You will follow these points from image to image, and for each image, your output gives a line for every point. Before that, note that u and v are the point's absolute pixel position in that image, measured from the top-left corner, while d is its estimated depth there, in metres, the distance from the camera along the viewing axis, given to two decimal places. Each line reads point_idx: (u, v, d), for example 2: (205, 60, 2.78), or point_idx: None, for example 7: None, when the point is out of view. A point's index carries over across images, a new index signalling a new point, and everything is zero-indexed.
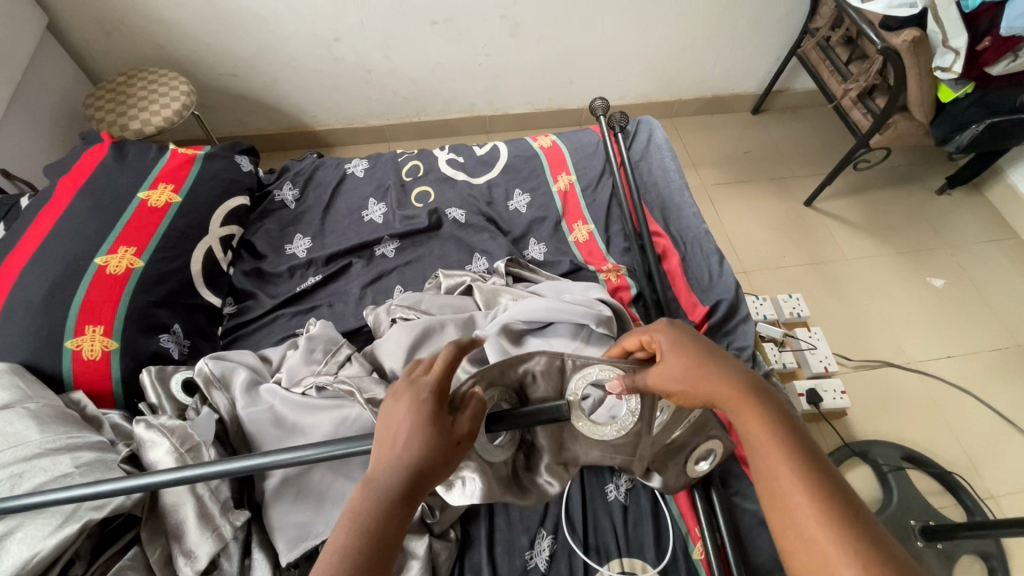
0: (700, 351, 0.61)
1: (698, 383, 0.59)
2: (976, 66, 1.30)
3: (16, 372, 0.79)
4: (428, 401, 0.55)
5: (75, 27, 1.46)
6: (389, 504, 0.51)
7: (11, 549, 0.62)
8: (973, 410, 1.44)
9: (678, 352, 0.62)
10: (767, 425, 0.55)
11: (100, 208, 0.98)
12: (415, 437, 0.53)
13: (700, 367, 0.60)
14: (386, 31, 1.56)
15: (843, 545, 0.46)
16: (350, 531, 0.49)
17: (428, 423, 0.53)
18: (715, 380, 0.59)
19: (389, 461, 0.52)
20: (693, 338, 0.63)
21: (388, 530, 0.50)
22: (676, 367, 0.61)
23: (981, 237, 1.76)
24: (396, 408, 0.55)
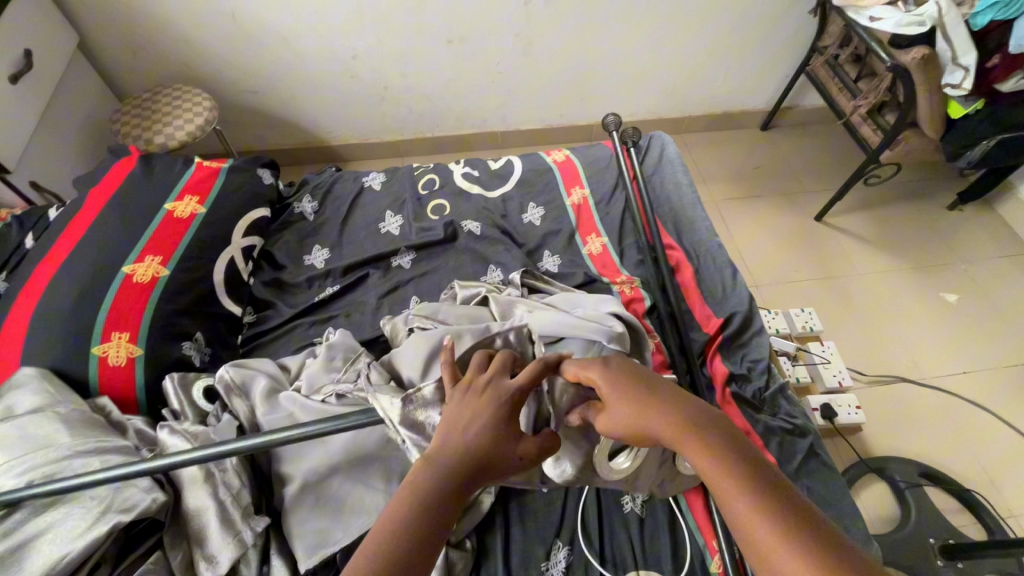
0: (636, 385, 0.58)
1: (637, 410, 0.55)
2: (985, 83, 1.32)
3: (46, 377, 0.81)
4: (506, 400, 0.59)
5: (104, 45, 1.51)
6: (450, 489, 0.53)
7: (42, 550, 0.63)
8: (990, 427, 1.42)
9: (617, 393, 0.58)
10: (709, 450, 0.49)
11: (128, 219, 1.01)
12: (484, 431, 0.56)
13: (635, 404, 0.56)
14: (402, 50, 1.60)
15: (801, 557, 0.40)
16: (405, 506, 0.51)
17: (498, 425, 0.57)
18: (649, 403, 0.55)
19: (456, 451, 0.55)
20: (627, 373, 0.60)
21: (445, 513, 0.52)
22: (618, 412, 0.57)
23: (994, 252, 1.75)
24: (469, 406, 0.59)
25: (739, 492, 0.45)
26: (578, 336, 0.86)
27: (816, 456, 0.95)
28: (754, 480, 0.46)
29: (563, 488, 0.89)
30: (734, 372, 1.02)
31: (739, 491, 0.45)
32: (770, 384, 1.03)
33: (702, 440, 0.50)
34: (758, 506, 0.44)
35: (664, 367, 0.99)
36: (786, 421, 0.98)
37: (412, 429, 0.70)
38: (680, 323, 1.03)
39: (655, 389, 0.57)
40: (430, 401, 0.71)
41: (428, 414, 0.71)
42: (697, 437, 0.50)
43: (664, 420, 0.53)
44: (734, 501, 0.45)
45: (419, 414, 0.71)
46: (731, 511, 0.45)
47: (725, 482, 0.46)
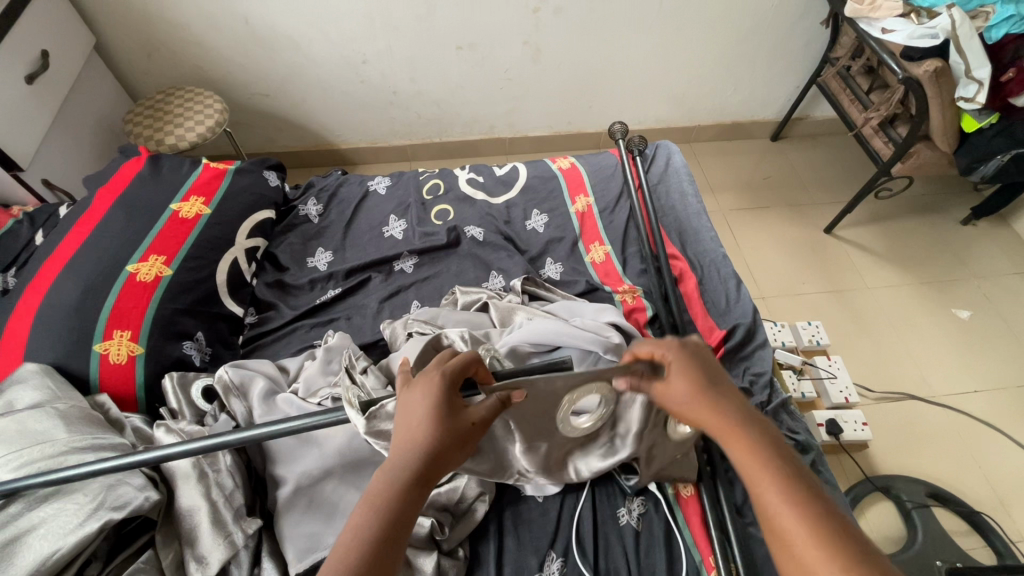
0: (699, 377, 0.60)
1: (701, 403, 0.59)
2: (1000, 96, 1.29)
3: (48, 373, 0.82)
4: (435, 387, 0.59)
5: (119, 48, 1.54)
6: (404, 479, 0.55)
7: (33, 545, 0.64)
8: (1001, 447, 1.39)
9: (683, 376, 0.60)
10: (761, 459, 0.54)
11: (134, 218, 1.02)
12: (423, 416, 0.58)
13: (701, 398, 0.59)
14: (412, 56, 1.61)
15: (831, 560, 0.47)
16: (367, 504, 0.54)
17: (435, 405, 0.58)
18: (712, 398, 0.59)
19: (402, 445, 0.57)
20: (694, 360, 0.62)
21: (407, 504, 0.54)
22: (680, 394, 0.60)
23: (1009, 269, 1.72)
24: (409, 397, 0.60)
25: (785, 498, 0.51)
26: (574, 345, 0.85)
27: (818, 473, 0.93)
28: (796, 488, 0.51)
29: (559, 499, 0.88)
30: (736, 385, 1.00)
31: (779, 488, 0.52)
32: (773, 398, 1.01)
33: (754, 445, 0.55)
34: (800, 510, 0.50)
35: None
36: (788, 436, 0.97)
37: (378, 437, 0.72)
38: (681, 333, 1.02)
39: (715, 386, 0.60)
40: (391, 415, 0.70)
41: (391, 424, 0.71)
42: (749, 442, 0.55)
43: (720, 416, 0.58)
44: (775, 505, 0.51)
45: (382, 425, 0.71)
46: (766, 505, 0.52)
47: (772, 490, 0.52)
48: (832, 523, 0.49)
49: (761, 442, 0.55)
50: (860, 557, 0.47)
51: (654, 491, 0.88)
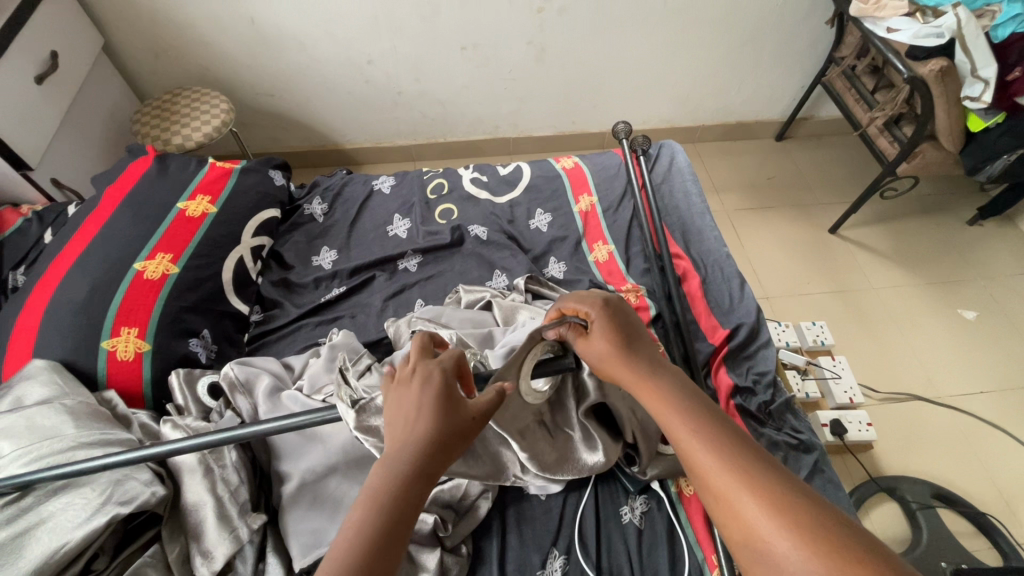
0: (620, 333, 0.66)
1: (616, 356, 0.64)
2: (1007, 96, 1.29)
3: (56, 370, 0.83)
4: (432, 382, 0.60)
5: (127, 49, 1.55)
6: (408, 469, 0.54)
7: (41, 538, 0.64)
8: (1007, 448, 1.38)
9: (603, 331, 0.66)
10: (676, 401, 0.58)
11: (141, 216, 1.03)
12: (419, 410, 0.58)
13: (618, 352, 0.64)
14: (417, 56, 1.62)
15: (736, 478, 0.50)
16: (370, 493, 0.53)
17: (432, 397, 0.58)
18: (628, 352, 0.64)
19: (400, 438, 0.57)
20: (614, 318, 0.68)
21: (412, 495, 0.53)
22: (598, 346, 0.66)
23: (1016, 269, 1.71)
24: (402, 392, 0.60)
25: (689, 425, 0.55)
26: None
27: (821, 473, 0.93)
28: (701, 418, 0.56)
29: (562, 497, 0.88)
30: (739, 384, 1.00)
31: (689, 422, 0.55)
32: (776, 398, 1.01)
33: (663, 388, 0.60)
34: (703, 434, 0.54)
35: None
36: (792, 436, 0.96)
37: (368, 434, 0.73)
38: (684, 332, 1.02)
39: (634, 343, 0.66)
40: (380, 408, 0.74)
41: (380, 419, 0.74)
42: (663, 390, 0.60)
43: (633, 367, 0.63)
44: (681, 432, 0.55)
45: (370, 419, 0.74)
46: (679, 438, 0.55)
47: (677, 419, 0.56)
48: (733, 443, 0.53)
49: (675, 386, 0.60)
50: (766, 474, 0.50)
51: (657, 490, 0.88)
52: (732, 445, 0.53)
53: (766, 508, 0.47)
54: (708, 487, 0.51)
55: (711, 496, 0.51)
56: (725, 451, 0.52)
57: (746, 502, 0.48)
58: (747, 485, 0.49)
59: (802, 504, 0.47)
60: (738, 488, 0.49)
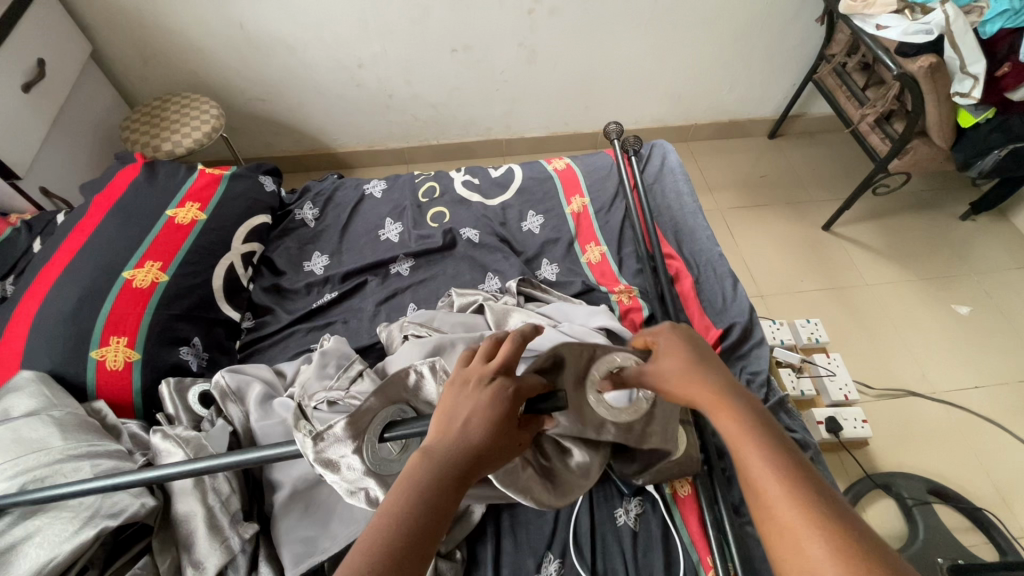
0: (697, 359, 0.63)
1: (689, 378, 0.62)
2: (996, 92, 1.28)
3: (44, 381, 0.82)
4: (502, 391, 0.59)
5: (116, 55, 1.54)
6: (449, 478, 0.54)
7: (29, 553, 0.64)
8: (1003, 443, 1.38)
9: (673, 354, 0.65)
10: (747, 429, 0.54)
11: (130, 225, 1.03)
12: (481, 417, 0.57)
13: (689, 372, 0.62)
14: (408, 59, 1.62)
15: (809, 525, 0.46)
16: (400, 499, 0.51)
17: (499, 414, 0.58)
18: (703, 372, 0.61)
19: (455, 438, 0.56)
20: (686, 340, 0.66)
21: (442, 505, 0.52)
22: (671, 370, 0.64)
23: (1008, 263, 1.71)
24: (468, 394, 0.59)
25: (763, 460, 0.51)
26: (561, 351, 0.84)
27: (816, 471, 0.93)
28: (775, 453, 0.52)
29: (556, 501, 0.88)
30: None
31: (760, 451, 0.52)
32: (770, 397, 1.01)
33: (737, 411, 0.56)
34: (774, 470, 0.50)
35: None
36: (786, 434, 0.96)
37: (328, 467, 0.71)
38: None
39: (707, 363, 0.63)
40: (340, 438, 0.70)
41: (339, 451, 0.71)
42: (736, 411, 0.56)
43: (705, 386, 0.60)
44: (752, 461, 0.52)
45: (329, 452, 0.71)
46: (748, 466, 0.52)
47: (750, 451, 0.52)
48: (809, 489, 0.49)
49: (749, 411, 0.56)
50: (838, 524, 0.46)
51: (651, 491, 0.88)
52: (810, 490, 0.49)
53: (835, 559, 0.43)
54: (782, 532, 0.47)
55: (777, 537, 0.47)
56: (798, 495, 0.48)
57: (817, 553, 0.44)
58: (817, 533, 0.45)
59: (874, 562, 0.43)
60: (810, 534, 0.46)
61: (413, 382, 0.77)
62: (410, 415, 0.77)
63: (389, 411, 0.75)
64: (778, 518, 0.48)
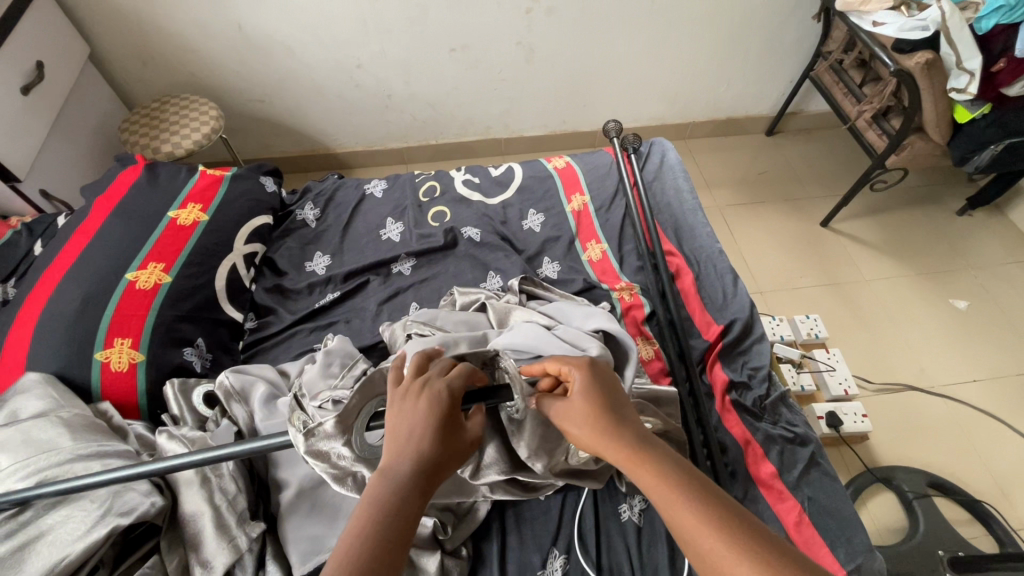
0: (604, 403, 0.61)
1: (604, 427, 0.59)
2: (991, 87, 1.30)
3: (50, 382, 0.82)
4: (440, 396, 0.60)
5: (114, 58, 1.54)
6: (409, 490, 0.54)
7: (41, 552, 0.65)
8: (1001, 436, 1.39)
9: (585, 394, 0.62)
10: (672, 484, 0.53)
11: (132, 226, 1.03)
12: (426, 423, 0.58)
13: (605, 421, 0.60)
14: (407, 60, 1.62)
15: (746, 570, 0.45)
16: (366, 522, 0.52)
17: (439, 416, 0.59)
18: (616, 422, 0.59)
19: (405, 453, 0.56)
20: (598, 379, 0.64)
21: (407, 519, 0.53)
22: (583, 415, 0.61)
23: (1005, 258, 1.73)
24: (407, 405, 0.60)
25: (687, 505, 0.51)
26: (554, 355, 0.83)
27: (818, 465, 0.93)
28: (693, 491, 0.52)
29: (560, 497, 0.88)
30: (734, 380, 1.01)
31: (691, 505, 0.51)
32: (771, 392, 1.02)
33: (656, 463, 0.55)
34: (692, 505, 0.50)
35: (663, 375, 1.00)
36: (786, 429, 0.98)
37: (319, 458, 0.71)
38: (679, 330, 1.02)
39: (618, 411, 0.61)
40: (330, 435, 0.69)
41: (330, 444, 0.70)
42: (655, 465, 0.55)
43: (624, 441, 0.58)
44: (684, 515, 0.50)
45: (320, 444, 0.70)
46: (678, 520, 0.50)
47: (674, 496, 0.52)
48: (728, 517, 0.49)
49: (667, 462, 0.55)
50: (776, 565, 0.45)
51: None
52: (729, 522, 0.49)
53: None
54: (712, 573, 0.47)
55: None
56: (731, 536, 0.48)
57: None
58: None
59: None
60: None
61: (395, 377, 0.73)
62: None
63: (375, 402, 0.72)
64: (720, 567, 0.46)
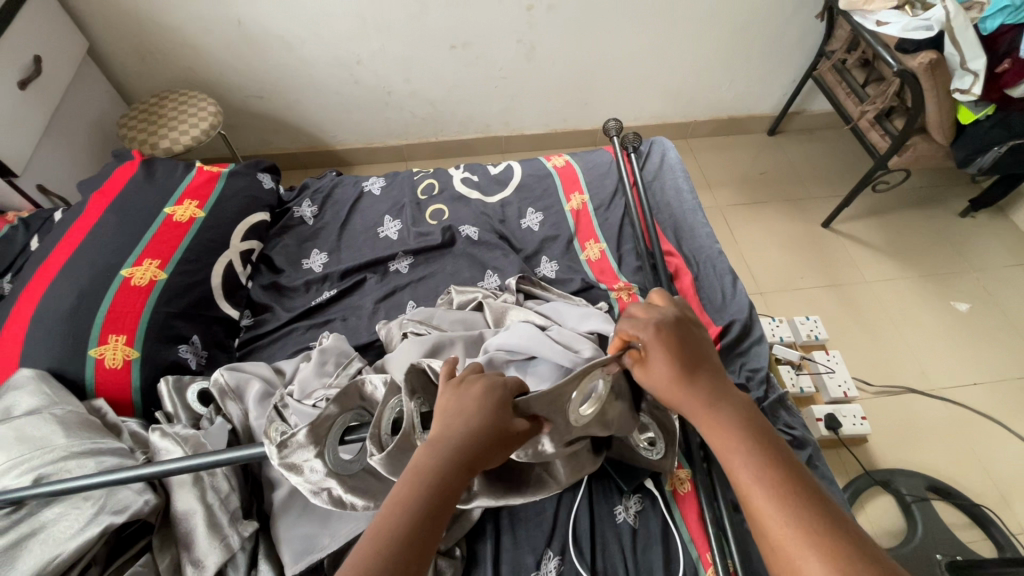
0: (682, 348, 0.61)
1: (680, 389, 0.59)
2: (996, 88, 1.28)
3: (42, 379, 0.82)
4: (496, 387, 0.61)
5: (113, 52, 1.54)
6: (455, 464, 0.54)
7: (33, 550, 0.64)
8: (1000, 440, 1.38)
9: (666, 357, 0.60)
10: (740, 450, 0.54)
11: (128, 222, 1.02)
12: (480, 409, 0.58)
13: (679, 382, 0.59)
14: (407, 56, 1.61)
15: (801, 539, 0.48)
16: (409, 487, 0.51)
17: (491, 405, 0.59)
18: (693, 381, 0.59)
19: (456, 429, 0.56)
20: (683, 338, 0.61)
21: (450, 490, 0.53)
22: (660, 378, 0.60)
23: (1007, 260, 1.71)
24: (463, 390, 0.60)
25: (749, 467, 0.53)
26: (548, 359, 0.82)
27: (815, 468, 0.93)
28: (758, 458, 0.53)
29: (556, 498, 0.88)
30: (733, 381, 1.00)
31: (754, 471, 0.52)
32: (770, 394, 1.02)
33: (726, 426, 0.56)
34: (752, 465, 0.53)
35: None
36: (784, 432, 0.97)
37: (292, 471, 0.70)
38: None
39: (698, 369, 0.60)
40: (302, 444, 0.69)
41: (303, 456, 0.70)
42: (724, 428, 0.56)
43: (697, 405, 0.58)
44: (746, 481, 0.52)
45: (293, 457, 0.70)
46: (741, 483, 0.53)
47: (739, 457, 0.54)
48: (798, 499, 0.50)
49: (735, 421, 0.56)
50: (834, 535, 0.48)
51: (651, 489, 0.88)
52: (791, 488, 0.51)
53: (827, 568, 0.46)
54: (781, 557, 0.49)
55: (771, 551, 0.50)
56: (789, 504, 0.50)
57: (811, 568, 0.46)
58: (810, 542, 0.47)
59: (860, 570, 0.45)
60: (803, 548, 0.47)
61: (369, 391, 0.76)
62: (368, 419, 0.77)
63: (348, 416, 0.74)
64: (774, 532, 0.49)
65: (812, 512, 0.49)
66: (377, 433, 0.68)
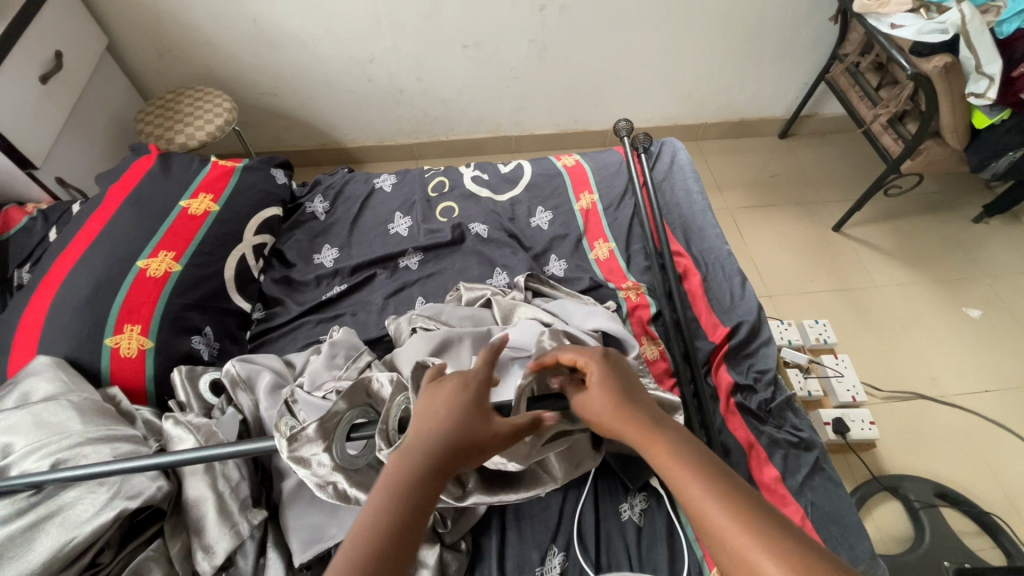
0: (616, 378, 0.65)
1: (620, 411, 0.60)
2: (1011, 92, 1.27)
3: (60, 366, 0.83)
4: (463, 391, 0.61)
5: (131, 48, 1.56)
6: (428, 470, 0.53)
7: (50, 532, 0.66)
8: (1011, 448, 1.37)
9: (603, 384, 0.64)
10: (680, 459, 0.53)
11: (144, 215, 1.04)
12: (451, 413, 0.59)
13: (616, 405, 0.61)
14: (420, 56, 1.63)
15: (749, 535, 0.45)
16: (381, 496, 0.50)
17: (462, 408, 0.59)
18: (631, 404, 0.60)
19: (428, 434, 0.56)
20: (617, 372, 0.66)
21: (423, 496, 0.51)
22: (599, 403, 0.62)
23: (1021, 267, 1.70)
24: (432, 399, 0.61)
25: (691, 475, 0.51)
26: None
27: (822, 471, 0.93)
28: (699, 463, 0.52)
29: (561, 494, 0.88)
30: (740, 382, 1.00)
31: (695, 477, 0.51)
32: (777, 395, 1.01)
33: (667, 439, 0.55)
34: (693, 470, 0.51)
35: (667, 375, 0.99)
36: (791, 433, 0.96)
37: (300, 465, 0.71)
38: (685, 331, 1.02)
39: (633, 395, 0.62)
40: (312, 438, 0.72)
41: (312, 449, 0.72)
42: (662, 440, 0.55)
43: (635, 425, 0.58)
44: (691, 486, 0.50)
45: (303, 450, 0.71)
46: (684, 491, 0.50)
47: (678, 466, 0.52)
48: (748, 500, 0.48)
49: (673, 435, 0.56)
50: (782, 532, 0.45)
51: (657, 487, 0.89)
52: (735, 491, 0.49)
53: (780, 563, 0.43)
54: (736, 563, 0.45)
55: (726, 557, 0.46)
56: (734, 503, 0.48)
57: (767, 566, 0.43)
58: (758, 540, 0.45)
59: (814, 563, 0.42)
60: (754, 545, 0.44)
61: (376, 388, 0.77)
62: (374, 416, 0.78)
63: (354, 413, 0.76)
64: (725, 537, 0.46)
65: (755, 510, 0.47)
66: (386, 428, 0.70)
